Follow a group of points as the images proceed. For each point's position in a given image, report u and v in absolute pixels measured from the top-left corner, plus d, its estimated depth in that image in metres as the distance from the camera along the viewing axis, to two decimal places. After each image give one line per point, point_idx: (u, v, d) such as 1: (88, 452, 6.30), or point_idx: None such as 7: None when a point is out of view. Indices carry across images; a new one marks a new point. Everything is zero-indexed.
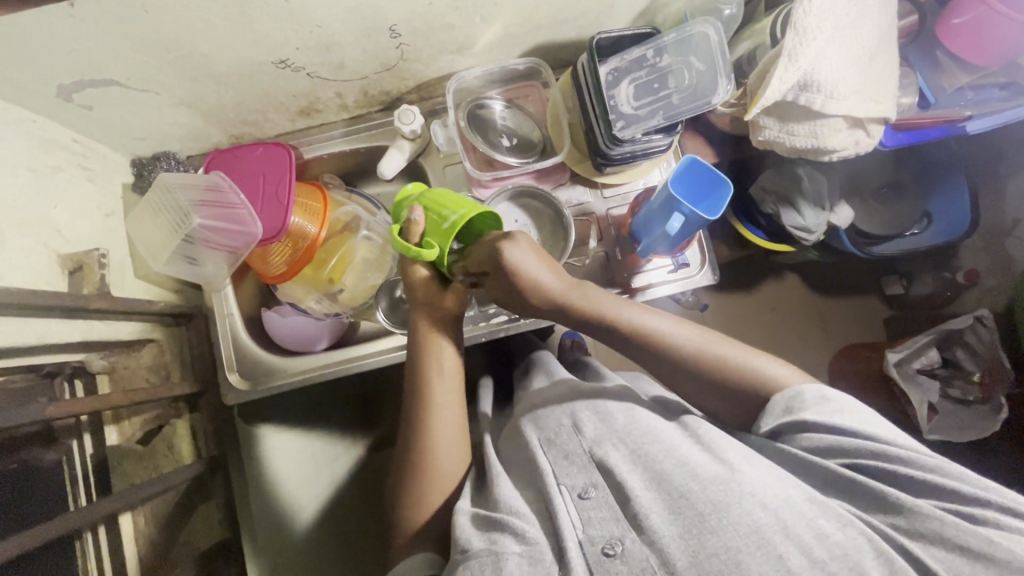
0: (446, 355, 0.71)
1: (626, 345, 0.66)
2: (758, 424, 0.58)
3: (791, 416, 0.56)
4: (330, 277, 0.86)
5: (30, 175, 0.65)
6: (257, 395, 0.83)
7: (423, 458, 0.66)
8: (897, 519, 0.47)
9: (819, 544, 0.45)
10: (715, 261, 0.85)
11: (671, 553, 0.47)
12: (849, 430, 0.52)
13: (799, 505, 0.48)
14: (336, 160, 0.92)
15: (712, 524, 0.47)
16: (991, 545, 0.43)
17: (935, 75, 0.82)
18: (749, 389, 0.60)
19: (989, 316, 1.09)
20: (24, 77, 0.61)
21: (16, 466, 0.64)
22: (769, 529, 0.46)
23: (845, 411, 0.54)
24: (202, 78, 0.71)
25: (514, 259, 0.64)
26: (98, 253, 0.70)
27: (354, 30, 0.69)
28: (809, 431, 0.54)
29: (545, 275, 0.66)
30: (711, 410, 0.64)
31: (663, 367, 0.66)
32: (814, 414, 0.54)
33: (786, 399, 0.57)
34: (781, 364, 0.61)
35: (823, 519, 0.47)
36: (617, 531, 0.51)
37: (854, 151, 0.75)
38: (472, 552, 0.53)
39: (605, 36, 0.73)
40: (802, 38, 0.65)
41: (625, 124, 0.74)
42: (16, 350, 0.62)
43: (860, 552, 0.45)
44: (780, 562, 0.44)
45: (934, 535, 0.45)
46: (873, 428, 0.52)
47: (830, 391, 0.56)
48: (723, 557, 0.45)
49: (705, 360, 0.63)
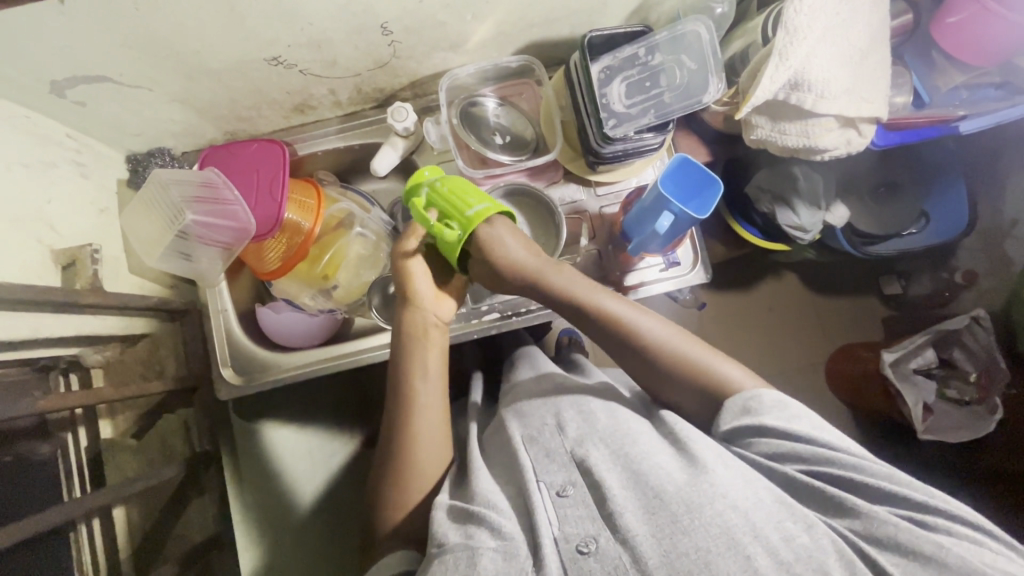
0: (430, 358, 0.71)
1: (597, 328, 0.68)
2: (716, 424, 0.60)
3: (749, 418, 0.57)
4: (324, 273, 0.86)
5: (24, 170, 0.66)
6: (252, 389, 0.84)
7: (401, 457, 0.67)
8: (854, 523, 0.49)
9: (786, 546, 0.47)
10: (707, 260, 0.85)
11: (643, 551, 0.48)
12: (806, 434, 0.54)
13: (768, 507, 0.50)
14: (331, 157, 0.93)
15: (684, 525, 0.48)
16: (943, 550, 0.45)
17: (930, 75, 0.83)
18: (709, 386, 0.62)
19: (985, 315, 1.09)
20: (17, 74, 0.62)
21: (11, 458, 0.66)
22: (739, 531, 0.47)
23: (802, 417, 0.56)
24: (196, 75, 0.72)
25: (493, 232, 0.68)
26: (91, 248, 0.71)
27: (345, 28, 0.69)
28: (765, 436, 0.55)
29: (522, 251, 0.70)
30: (676, 403, 0.65)
31: (631, 356, 0.67)
32: (774, 419, 0.56)
33: (743, 399, 0.59)
34: (739, 369, 0.63)
35: (790, 522, 0.49)
36: (592, 529, 0.51)
37: (846, 151, 0.75)
38: (447, 547, 0.53)
39: (597, 33, 0.73)
40: (793, 37, 0.65)
41: (617, 122, 0.74)
42: (9, 344, 0.63)
43: (824, 554, 0.46)
44: (748, 563, 0.45)
45: (889, 540, 0.47)
46: (828, 436, 0.55)
47: (788, 398, 0.58)
48: (693, 556, 0.46)
49: (670, 354, 0.65)
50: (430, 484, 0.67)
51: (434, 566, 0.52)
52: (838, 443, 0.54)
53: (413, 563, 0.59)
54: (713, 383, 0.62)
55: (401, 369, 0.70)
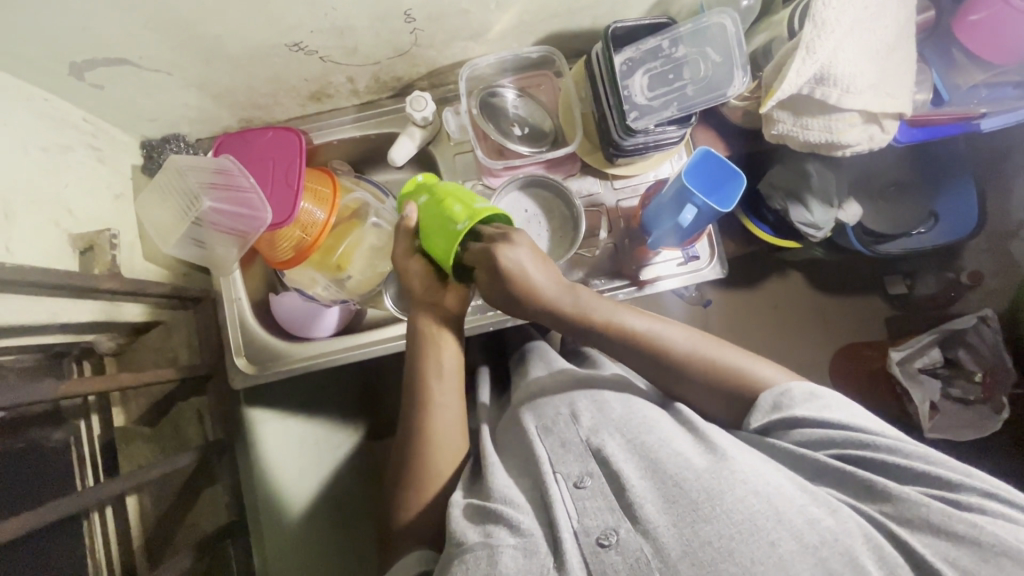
0: (446, 356, 0.71)
1: (613, 343, 0.68)
2: (746, 421, 0.60)
3: (780, 413, 0.57)
4: (338, 263, 0.85)
5: (41, 153, 0.65)
6: (265, 378, 0.83)
7: (420, 447, 0.67)
8: (886, 506, 0.49)
9: (810, 529, 0.46)
10: (723, 255, 0.85)
11: (666, 542, 0.48)
12: (838, 421, 0.54)
13: (790, 493, 0.49)
14: (346, 146, 0.92)
15: (705, 512, 0.48)
16: (977, 528, 0.45)
17: (949, 74, 0.82)
18: (737, 388, 0.62)
19: (992, 316, 1.10)
20: (36, 54, 0.61)
21: (24, 445, 0.65)
22: (762, 516, 0.47)
23: (833, 406, 0.56)
24: (215, 59, 0.71)
25: (512, 260, 0.65)
26: (110, 232, 0.70)
27: (369, 14, 0.69)
28: (800, 426, 0.56)
29: (540, 276, 0.67)
30: (695, 406, 0.66)
31: (646, 362, 0.67)
32: (806, 410, 0.56)
33: (775, 395, 0.59)
34: (768, 365, 0.64)
35: (813, 506, 0.49)
36: (611, 521, 0.51)
37: (868, 147, 0.75)
38: (467, 546, 0.52)
39: (620, 25, 0.73)
40: (821, 30, 0.65)
41: (639, 115, 0.73)
42: (25, 329, 0.62)
43: (850, 538, 0.46)
44: (772, 548, 0.45)
45: (921, 521, 0.47)
46: (857, 421, 0.55)
47: (818, 388, 0.58)
48: (717, 544, 0.46)
49: (696, 359, 0.65)
50: (449, 472, 0.67)
51: (455, 566, 0.52)
52: (868, 426, 0.54)
53: (431, 562, 0.58)
54: (736, 385, 0.62)
55: (418, 371, 0.71)
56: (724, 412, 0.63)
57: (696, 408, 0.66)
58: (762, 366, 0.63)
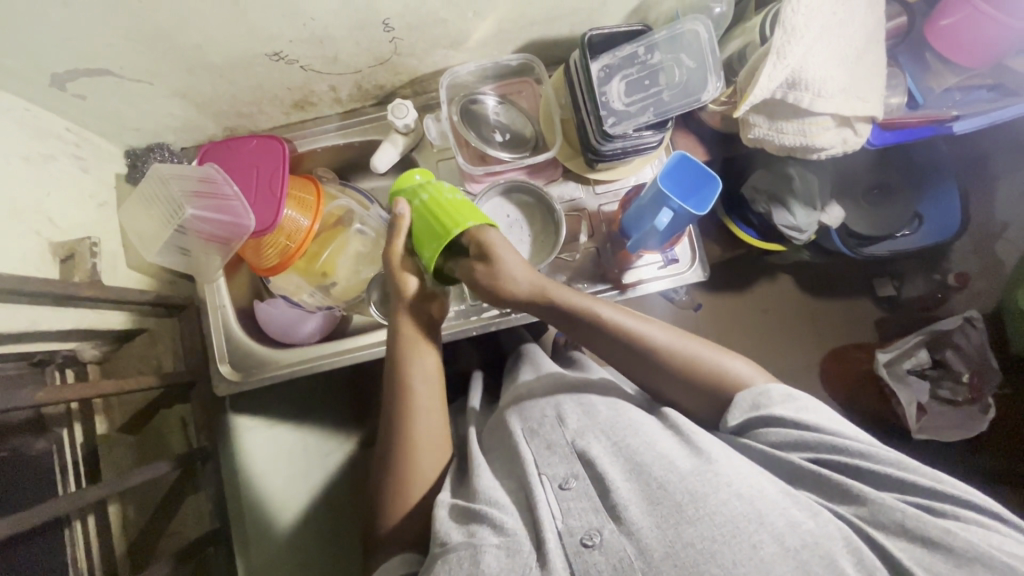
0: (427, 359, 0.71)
1: (604, 343, 0.68)
2: (723, 421, 0.61)
3: (760, 411, 0.58)
4: (322, 269, 0.88)
5: (23, 162, 0.66)
6: (247, 386, 0.84)
7: (398, 455, 0.67)
8: (861, 510, 0.50)
9: (791, 532, 0.47)
10: (704, 258, 0.85)
11: (648, 542, 0.48)
12: (814, 424, 0.55)
13: (772, 496, 0.50)
14: (330, 154, 0.93)
15: (688, 514, 0.49)
16: (951, 535, 0.46)
17: (924, 76, 0.83)
18: (714, 383, 0.63)
19: (978, 317, 1.12)
20: (16, 64, 0.62)
21: (6, 453, 0.66)
22: (744, 519, 0.47)
23: (810, 408, 0.57)
24: (196, 68, 0.72)
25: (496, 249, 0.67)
26: (91, 241, 0.70)
27: (347, 24, 0.70)
28: (777, 426, 0.57)
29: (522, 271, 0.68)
30: (676, 400, 0.66)
31: (635, 363, 0.67)
32: (785, 410, 0.57)
33: (753, 395, 0.60)
34: (736, 357, 0.65)
35: (795, 510, 0.49)
36: (595, 521, 0.51)
37: (842, 150, 0.76)
38: (449, 547, 0.53)
39: (597, 32, 0.74)
40: (791, 36, 0.66)
41: (617, 120, 0.75)
42: (6, 337, 0.63)
43: (831, 542, 0.46)
44: (753, 551, 0.46)
45: (896, 526, 0.48)
46: (834, 424, 0.56)
47: (796, 392, 0.59)
48: (699, 547, 0.47)
49: (682, 358, 0.65)
50: (431, 480, 0.67)
51: (438, 566, 0.52)
52: (843, 431, 0.55)
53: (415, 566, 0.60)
54: (716, 382, 0.63)
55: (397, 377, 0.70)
56: (706, 409, 0.64)
57: (671, 399, 0.67)
58: (737, 363, 0.64)
